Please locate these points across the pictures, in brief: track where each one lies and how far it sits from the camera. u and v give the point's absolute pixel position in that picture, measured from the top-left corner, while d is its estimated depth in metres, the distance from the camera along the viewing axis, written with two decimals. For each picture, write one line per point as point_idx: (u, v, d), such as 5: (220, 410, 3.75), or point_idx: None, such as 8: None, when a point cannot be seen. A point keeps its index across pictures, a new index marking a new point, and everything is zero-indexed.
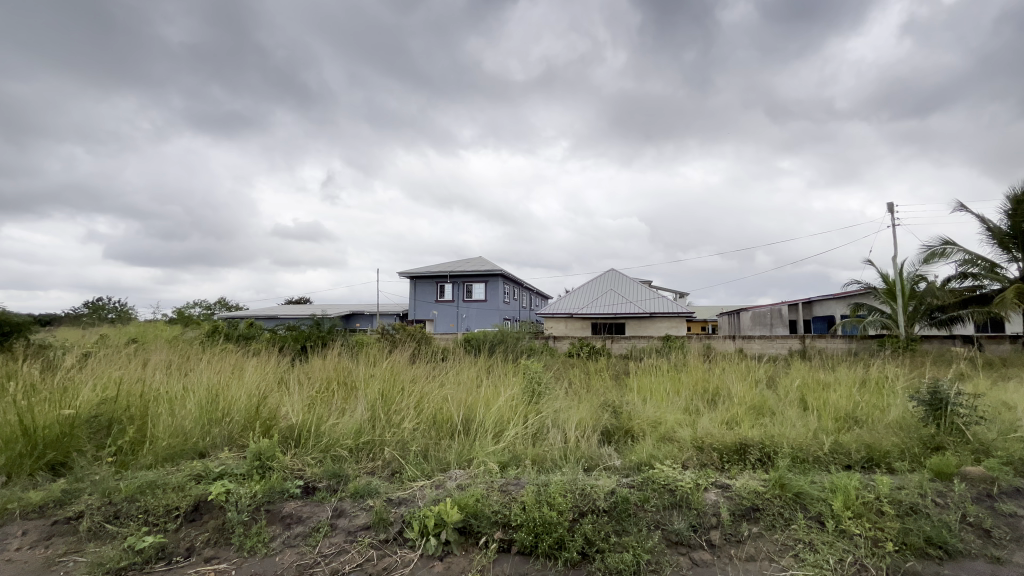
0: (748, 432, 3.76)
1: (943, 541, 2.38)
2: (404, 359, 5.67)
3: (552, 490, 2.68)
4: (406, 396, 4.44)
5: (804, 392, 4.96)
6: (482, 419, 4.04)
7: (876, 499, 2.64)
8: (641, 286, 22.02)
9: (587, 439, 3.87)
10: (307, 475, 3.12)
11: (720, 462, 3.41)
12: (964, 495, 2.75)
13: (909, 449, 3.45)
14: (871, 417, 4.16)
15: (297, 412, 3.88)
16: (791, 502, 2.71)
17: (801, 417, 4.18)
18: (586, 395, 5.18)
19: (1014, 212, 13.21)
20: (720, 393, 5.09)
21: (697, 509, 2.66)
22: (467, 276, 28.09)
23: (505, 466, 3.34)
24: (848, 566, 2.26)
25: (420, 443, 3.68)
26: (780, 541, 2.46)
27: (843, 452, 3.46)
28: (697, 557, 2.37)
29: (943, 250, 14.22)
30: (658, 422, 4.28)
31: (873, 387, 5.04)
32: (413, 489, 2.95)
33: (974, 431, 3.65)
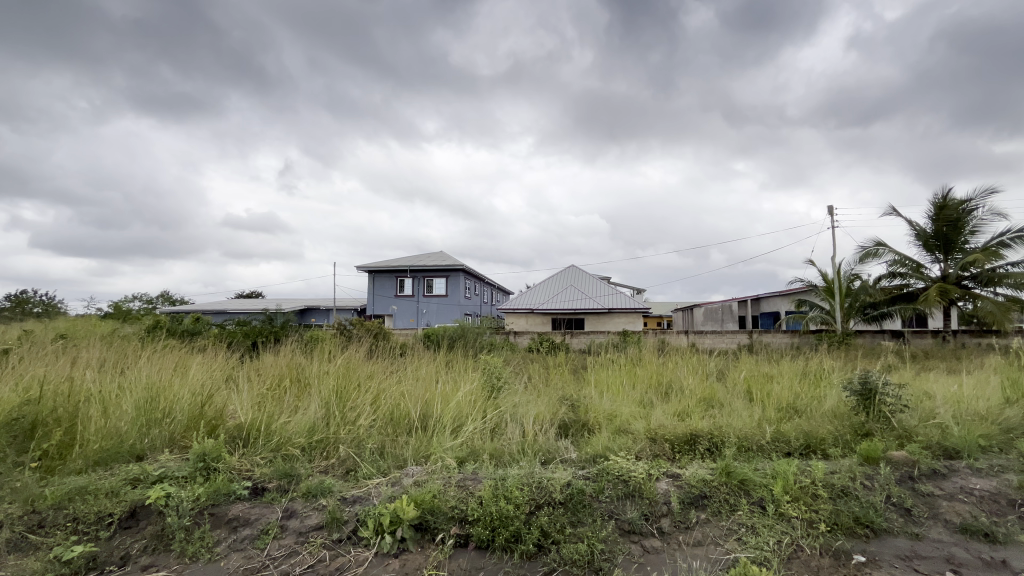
0: (698, 423, 3.90)
1: (870, 520, 2.58)
2: (360, 355, 5.54)
3: (510, 484, 2.70)
4: (362, 393, 4.34)
5: (750, 384, 5.21)
6: (440, 415, 4.02)
7: (812, 484, 2.82)
8: (600, 282, 22.51)
9: (544, 433, 3.90)
10: (256, 475, 3.00)
11: (671, 452, 3.54)
12: (889, 477, 2.98)
13: (841, 437, 3.71)
14: (809, 407, 4.42)
15: (245, 411, 3.72)
16: (736, 489, 2.84)
17: (747, 408, 4.39)
18: (544, 389, 5.24)
19: (937, 216, 14.34)
20: (672, 387, 5.26)
21: (649, 498, 2.75)
22: (428, 270, 27.79)
23: (463, 461, 3.33)
24: (786, 546, 2.40)
25: (376, 440, 3.62)
26: (725, 526, 2.58)
27: (784, 441, 3.66)
28: (648, 544, 2.46)
29: (876, 250, 15.25)
30: (614, 415, 4.39)
31: (812, 378, 5.38)
32: (368, 487, 2.90)
33: (899, 418, 3.94)
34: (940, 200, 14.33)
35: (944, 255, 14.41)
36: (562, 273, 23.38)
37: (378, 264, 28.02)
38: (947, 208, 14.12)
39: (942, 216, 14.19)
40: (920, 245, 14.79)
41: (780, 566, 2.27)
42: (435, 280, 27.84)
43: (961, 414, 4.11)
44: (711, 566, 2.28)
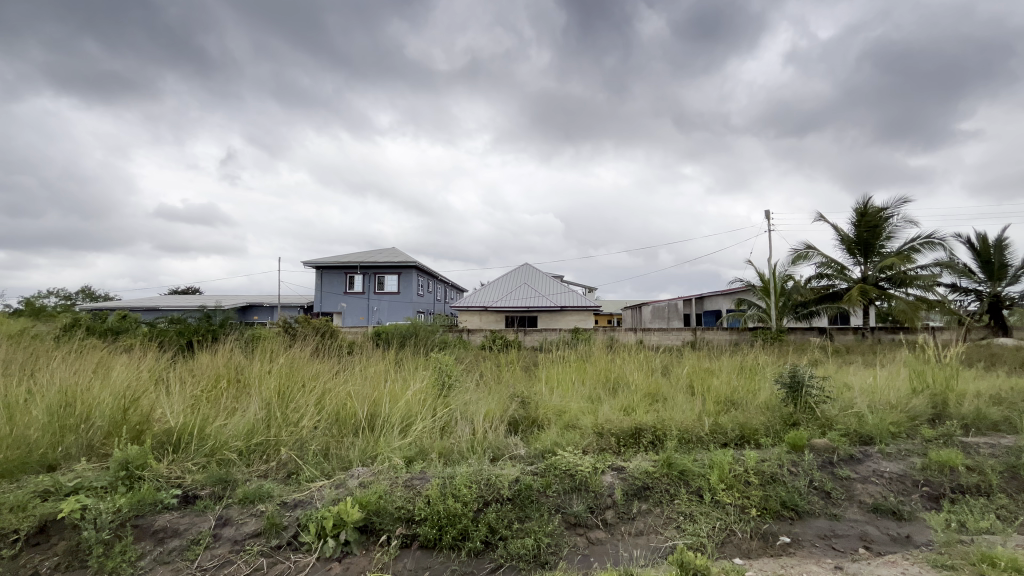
0: (643, 417, 4.04)
1: (795, 504, 2.77)
2: (305, 353, 5.33)
3: (458, 482, 2.68)
4: (307, 393, 4.18)
5: (692, 378, 5.46)
6: (388, 415, 3.93)
7: (745, 472, 2.98)
8: (553, 280, 22.80)
9: (494, 430, 3.92)
10: (187, 482, 2.82)
11: (617, 446, 3.65)
12: (812, 463, 3.21)
13: (772, 427, 3.96)
14: (744, 399, 4.69)
15: (176, 414, 3.48)
16: (677, 479, 2.96)
17: (688, 402, 4.59)
18: (495, 387, 5.25)
19: (860, 222, 15.55)
20: (620, 383, 5.43)
21: (595, 491, 2.82)
22: (380, 266, 27.14)
23: (411, 461, 3.28)
24: (720, 532, 2.54)
25: (320, 442, 3.49)
26: (666, 515, 2.69)
27: (721, 432, 3.86)
28: (592, 536, 2.53)
29: (806, 253, 16.38)
30: (563, 410, 4.47)
31: (748, 373, 5.71)
32: (311, 490, 2.80)
33: (822, 408, 4.26)
34: (861, 207, 15.59)
35: (865, 259, 15.68)
36: (516, 271, 23.48)
37: (326, 259, 27.07)
38: (868, 214, 15.35)
39: (864, 222, 15.42)
40: (845, 249, 15.99)
41: (715, 551, 2.40)
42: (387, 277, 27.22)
43: (875, 403, 4.49)
44: (652, 554, 2.38)
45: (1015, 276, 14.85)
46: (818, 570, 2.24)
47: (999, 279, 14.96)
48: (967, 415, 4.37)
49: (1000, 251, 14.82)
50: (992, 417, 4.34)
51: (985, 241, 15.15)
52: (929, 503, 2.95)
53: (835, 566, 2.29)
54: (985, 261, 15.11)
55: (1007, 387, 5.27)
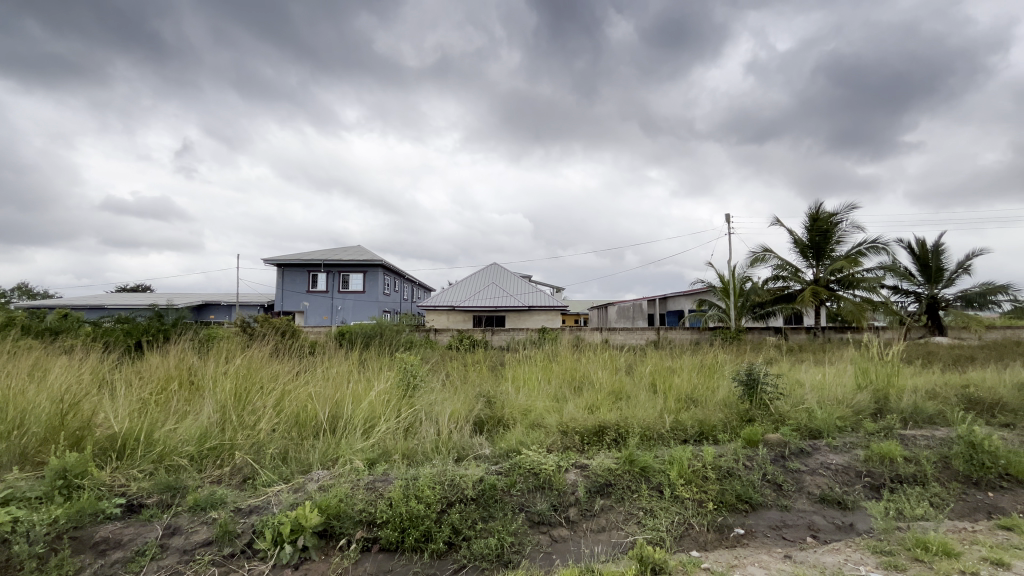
0: (606, 415, 4.10)
1: (749, 497, 2.89)
2: (263, 354, 5.14)
3: (421, 483, 2.64)
4: (265, 395, 4.03)
5: (654, 376, 5.58)
6: (351, 416, 3.84)
7: (703, 467, 3.08)
8: (521, 280, 22.87)
9: (459, 430, 3.90)
10: (132, 490, 2.68)
11: (581, 444, 3.69)
12: (766, 457, 3.34)
13: (729, 423, 4.11)
14: (704, 397, 4.83)
15: (120, 418, 3.29)
16: (638, 475, 3.02)
17: (650, 399, 4.69)
18: (460, 386, 5.22)
19: (812, 227, 16.34)
20: (585, 382, 5.50)
21: (558, 488, 2.85)
22: (345, 265, 26.51)
23: (373, 462, 3.22)
24: (679, 526, 2.62)
25: (278, 444, 3.38)
26: (627, 511, 2.74)
27: (681, 429, 3.97)
28: (555, 534, 2.56)
29: (763, 255, 17.06)
30: (528, 409, 4.48)
31: (708, 371, 5.89)
32: (267, 495, 2.70)
33: (776, 405, 4.45)
34: (814, 213, 16.39)
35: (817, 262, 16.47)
36: (484, 270, 23.43)
37: (288, 257, 26.24)
38: (820, 220, 16.17)
39: (816, 227, 16.23)
40: (798, 252, 16.75)
41: (673, 545, 2.46)
42: (352, 275, 26.64)
43: (824, 399, 4.73)
44: (613, 550, 2.42)
45: (950, 280, 15.93)
46: (769, 559, 2.34)
47: (936, 282, 16.01)
48: (906, 409, 4.65)
49: (937, 256, 15.86)
50: (927, 411, 4.65)
51: (924, 247, 16.19)
52: (871, 492, 3.12)
53: (784, 554, 2.40)
54: (923, 265, 16.14)
55: (941, 382, 5.65)
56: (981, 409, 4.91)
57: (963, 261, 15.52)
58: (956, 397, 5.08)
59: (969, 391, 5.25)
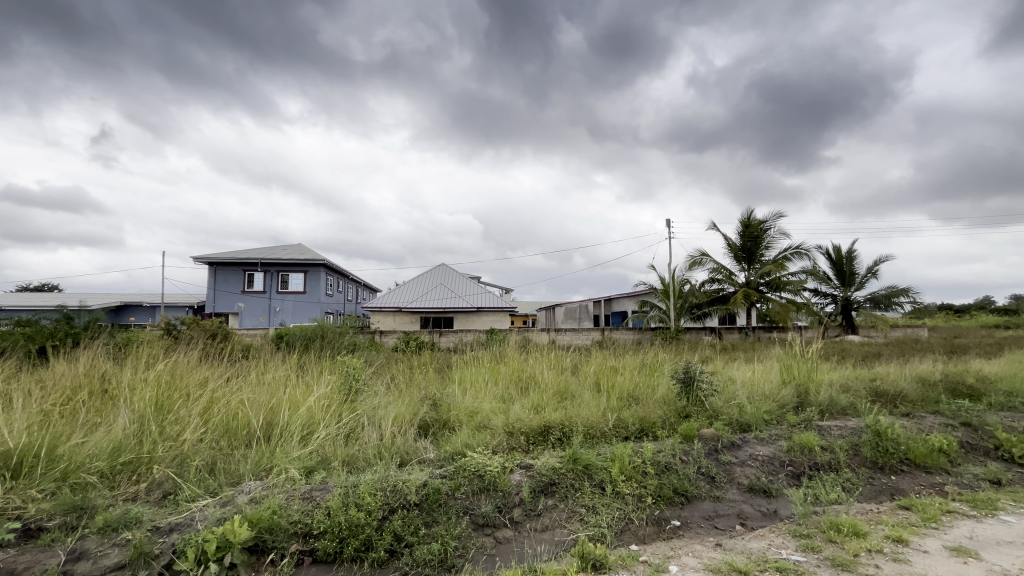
0: (551, 415, 4.16)
1: (685, 490, 3.03)
2: (190, 358, 4.79)
3: (361, 490, 2.55)
4: (190, 403, 3.75)
5: (599, 376, 5.72)
6: (287, 424, 3.65)
7: (643, 463, 3.18)
8: (470, 281, 22.73)
9: (403, 434, 3.81)
10: (28, 514, 2.40)
11: (526, 444, 3.72)
12: (700, 451, 3.51)
13: (668, 420, 4.28)
14: (645, 395, 5.01)
15: (16, 433, 2.95)
16: (581, 473, 3.08)
17: (594, 398, 4.81)
18: (405, 389, 5.11)
19: (744, 233, 17.42)
20: (531, 382, 5.55)
21: (503, 490, 2.85)
22: (284, 264, 25.24)
23: (311, 471, 3.08)
24: (620, 521, 2.69)
25: (204, 456, 3.15)
26: (570, 509, 2.78)
27: (623, 426, 4.10)
28: (500, 535, 2.56)
29: (700, 259, 17.97)
30: (475, 411, 4.46)
31: (648, 370, 6.11)
32: (191, 510, 2.51)
33: (710, 401, 4.69)
34: (745, 219, 17.47)
35: (748, 265, 17.56)
36: (432, 271, 23.08)
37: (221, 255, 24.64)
38: (751, 227, 17.28)
39: (748, 233, 17.31)
40: (731, 256, 17.81)
41: (614, 539, 2.53)
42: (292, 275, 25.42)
43: (753, 394, 5.04)
44: (556, 548, 2.45)
45: (861, 283, 17.50)
46: (702, 548, 2.45)
47: (850, 285, 17.53)
48: (823, 402, 5.06)
49: (850, 261, 17.40)
50: (841, 403, 5.07)
51: (839, 252, 17.69)
52: (792, 480, 3.36)
53: (716, 542, 2.53)
54: (839, 270, 17.65)
55: (852, 377, 6.20)
56: (886, 401, 5.42)
57: (872, 266, 17.09)
58: (865, 390, 5.58)
59: (875, 384, 5.79)
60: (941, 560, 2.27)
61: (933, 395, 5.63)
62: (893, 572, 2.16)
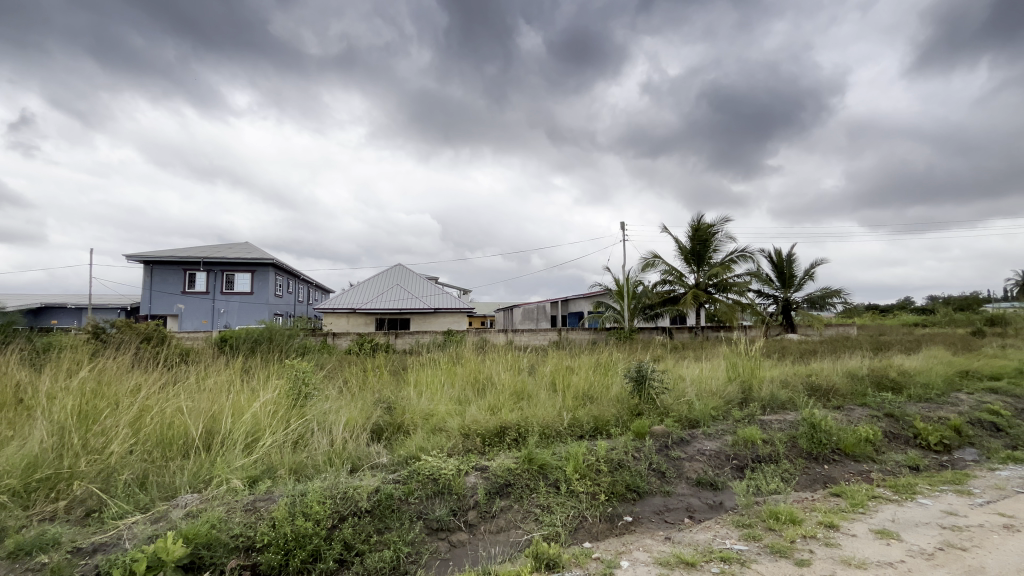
0: (507, 415, 4.16)
1: (636, 486, 3.10)
2: (121, 364, 4.45)
3: (309, 499, 2.45)
4: (119, 412, 3.48)
5: (554, 375, 5.78)
6: (229, 431, 3.46)
7: (596, 460, 3.24)
8: (427, 282, 22.41)
9: (355, 439, 3.69)
10: None
11: (482, 446, 3.70)
12: (651, 448, 3.61)
13: (621, 418, 4.39)
14: (599, 393, 5.11)
15: None
16: (536, 473, 3.09)
17: (550, 398, 4.85)
18: (358, 393, 4.96)
19: (694, 236, 18.15)
20: (488, 383, 5.53)
21: (458, 492, 2.82)
22: (229, 263, 23.97)
23: (255, 481, 2.93)
24: (574, 519, 2.72)
25: (134, 469, 2.93)
26: (525, 510, 2.79)
27: (578, 425, 4.16)
28: (454, 539, 2.53)
29: (653, 260, 18.56)
30: (430, 414, 4.39)
31: (602, 369, 6.23)
32: (119, 528, 2.33)
33: (661, 398, 4.84)
34: (695, 223, 18.20)
35: (697, 267, 18.30)
36: (388, 271, 22.60)
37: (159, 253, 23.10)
38: (700, 230, 18.03)
39: (697, 236, 18.04)
40: (682, 259, 18.50)
41: (568, 538, 2.56)
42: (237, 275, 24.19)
43: (701, 391, 5.25)
44: (510, 550, 2.45)
45: (799, 284, 18.63)
46: (653, 543, 2.52)
47: (789, 286, 18.62)
48: (764, 397, 5.34)
49: (790, 264, 18.48)
50: (780, 398, 5.37)
51: (780, 255, 18.76)
52: (736, 472, 3.52)
53: (665, 536, 2.61)
54: (779, 272, 18.71)
55: (791, 373, 6.59)
56: (820, 395, 5.80)
57: (809, 269, 18.23)
58: (802, 385, 5.93)
59: (811, 380, 6.17)
60: (868, 543, 2.44)
61: (861, 389, 6.07)
62: (825, 556, 2.30)
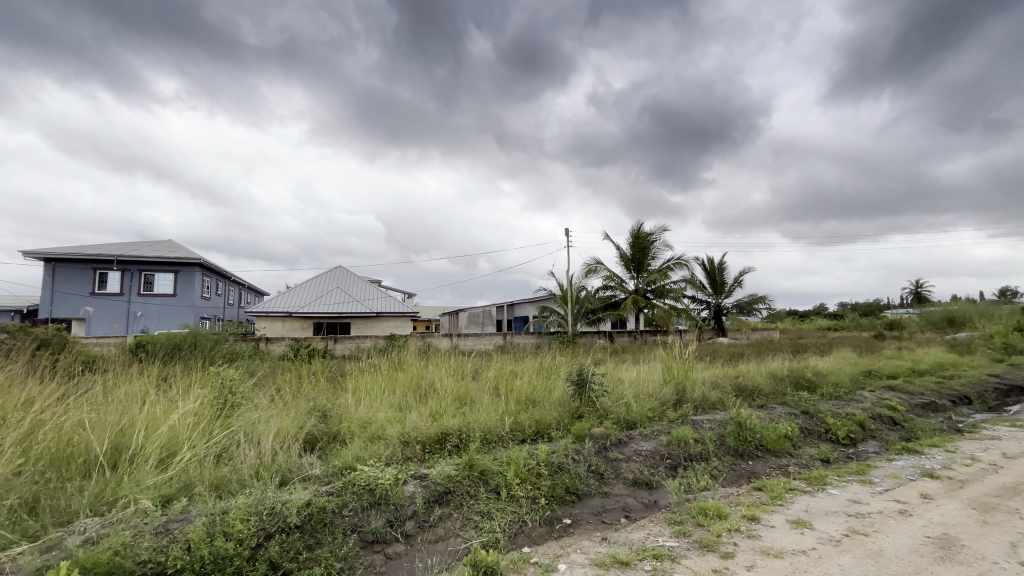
0: (449, 421, 4.10)
1: (576, 488, 3.16)
2: (10, 374, 3.95)
3: (231, 517, 2.27)
4: (5, 428, 3.07)
5: (498, 380, 5.77)
6: (140, 447, 3.15)
7: (537, 464, 3.26)
8: (369, 285, 21.74)
9: (286, 450, 3.49)
10: None
11: (422, 453, 3.62)
12: (591, 450, 3.68)
13: (562, 421, 4.45)
14: (542, 397, 5.15)
15: None
16: (477, 479, 3.06)
17: (493, 403, 4.83)
18: (291, 401, 4.70)
19: (634, 243, 18.83)
20: (430, 389, 5.43)
21: (395, 503, 2.73)
22: (149, 262, 22.07)
23: (169, 500, 2.69)
24: (514, 525, 2.72)
25: (22, 492, 2.59)
26: (465, 517, 2.75)
27: (519, 429, 4.17)
28: (390, 551, 2.45)
29: (595, 266, 19.08)
30: (368, 421, 4.24)
31: (545, 373, 6.30)
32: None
33: (601, 401, 4.96)
34: (635, 231, 18.89)
35: (637, 274, 19.02)
36: (328, 273, 21.72)
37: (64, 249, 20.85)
38: (640, 238, 18.74)
39: (638, 244, 18.70)
40: (623, 265, 19.16)
41: (507, 543, 2.55)
42: (158, 275, 22.31)
43: (639, 393, 5.44)
44: (448, 559, 2.40)
45: (729, 291, 19.84)
46: (590, 544, 2.57)
47: (720, 293, 19.78)
48: (696, 398, 5.62)
49: (721, 272, 19.62)
50: (711, 399, 5.67)
51: (712, 264, 19.88)
52: (669, 471, 3.67)
53: (602, 537, 2.66)
54: (711, 279, 19.82)
55: (720, 374, 6.98)
56: (746, 395, 6.18)
57: (737, 277, 19.46)
58: (730, 386, 6.30)
59: (738, 381, 6.57)
60: (784, 533, 2.62)
61: (781, 389, 6.54)
62: (747, 547, 2.43)
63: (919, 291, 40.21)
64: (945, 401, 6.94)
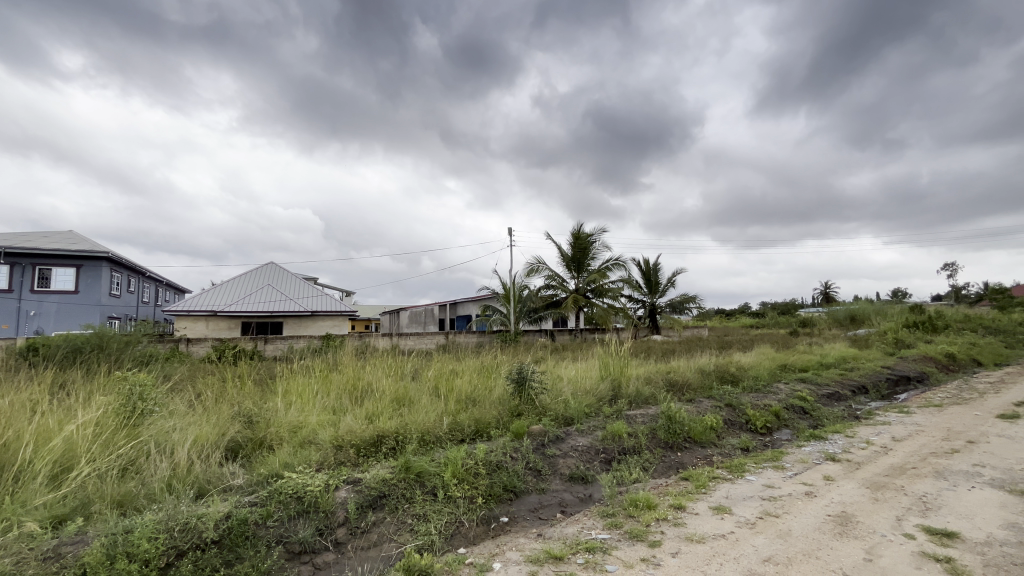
0: (386, 423, 3.99)
1: (513, 485, 3.18)
2: None
3: (135, 536, 2.07)
4: None
5: (438, 380, 5.69)
6: (28, 463, 2.81)
7: (475, 464, 3.23)
8: (304, 282, 20.74)
9: (204, 459, 3.24)
10: None
11: (356, 457, 3.49)
12: (529, 447, 3.72)
13: (502, 419, 4.47)
14: (482, 396, 5.15)
15: None
16: (413, 482, 2.99)
17: (432, 403, 4.76)
18: (212, 406, 4.38)
19: (574, 244, 19.30)
20: (367, 390, 5.25)
21: (325, 510, 2.61)
22: (46, 255, 19.77)
23: (63, 521, 2.43)
24: (450, 525, 2.68)
25: None
26: (399, 520, 2.68)
27: (459, 430, 4.13)
28: (319, 561, 2.34)
29: (537, 266, 19.34)
30: (299, 426, 4.03)
31: (486, 372, 6.30)
32: None
33: (540, 398, 5.03)
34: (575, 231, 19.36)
35: (577, 273, 19.49)
36: (259, 269, 20.51)
37: None
38: (580, 239, 19.26)
39: (578, 244, 19.23)
40: (564, 265, 19.57)
41: (442, 545, 2.52)
42: (57, 270, 20.03)
43: (577, 390, 5.57)
44: (381, 565, 2.34)
45: (663, 291, 20.82)
46: (525, 541, 2.59)
47: (655, 293, 20.72)
48: (631, 394, 5.85)
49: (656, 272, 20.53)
50: (644, 394, 5.92)
51: (649, 265, 20.74)
52: (604, 465, 3.79)
53: (537, 533, 2.70)
54: (647, 279, 20.71)
55: (654, 370, 7.30)
56: (676, 390, 6.50)
57: (670, 277, 20.46)
58: (662, 381, 6.61)
59: (669, 376, 6.90)
60: (707, 519, 2.77)
61: (708, 383, 6.95)
62: (673, 535, 2.56)
63: (828, 291, 44.26)
64: (847, 391, 7.67)
